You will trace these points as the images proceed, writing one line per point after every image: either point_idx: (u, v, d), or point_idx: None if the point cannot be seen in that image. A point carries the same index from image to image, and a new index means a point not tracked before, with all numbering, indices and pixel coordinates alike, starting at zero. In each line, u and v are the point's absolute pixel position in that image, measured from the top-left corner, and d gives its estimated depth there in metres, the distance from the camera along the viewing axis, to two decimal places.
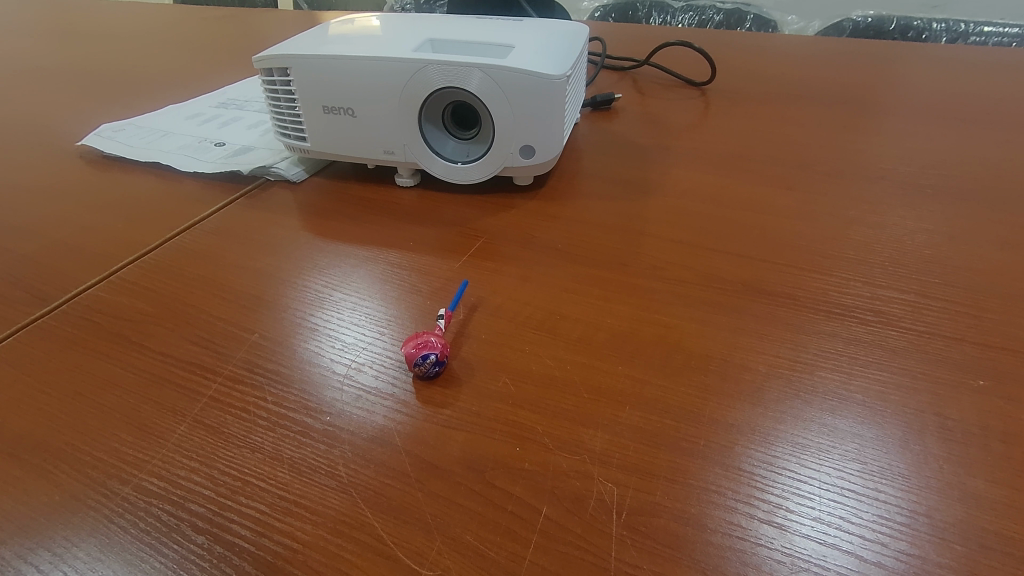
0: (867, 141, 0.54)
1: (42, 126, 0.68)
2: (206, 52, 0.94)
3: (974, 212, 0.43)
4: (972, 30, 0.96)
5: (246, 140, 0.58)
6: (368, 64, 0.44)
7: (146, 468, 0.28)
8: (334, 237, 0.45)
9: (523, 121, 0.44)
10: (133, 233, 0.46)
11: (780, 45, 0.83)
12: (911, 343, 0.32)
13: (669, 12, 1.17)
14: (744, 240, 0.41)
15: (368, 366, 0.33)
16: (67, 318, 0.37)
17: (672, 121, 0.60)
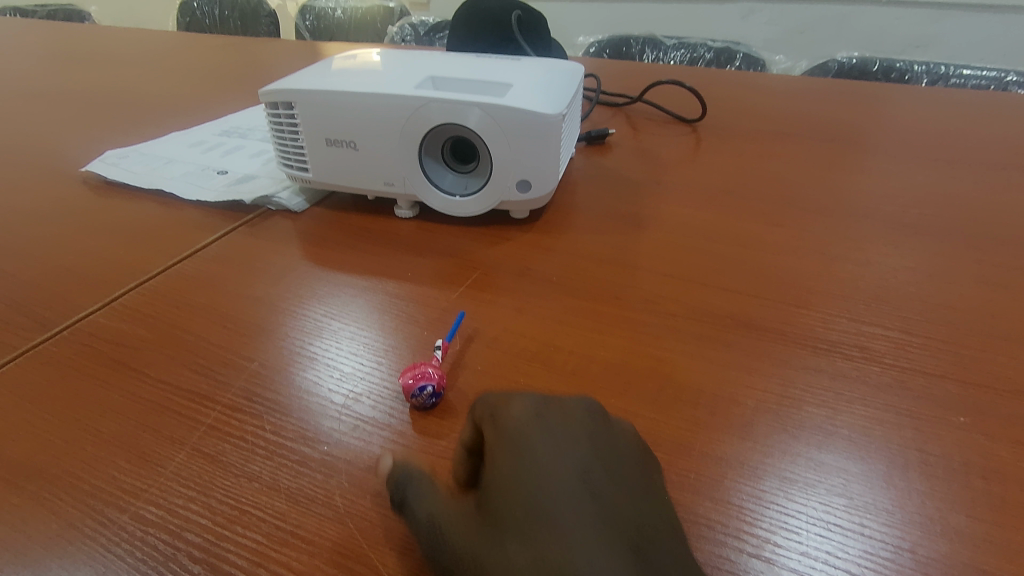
0: (851, 179, 0.56)
1: (46, 151, 0.69)
2: (210, 80, 0.96)
3: (954, 251, 0.45)
4: (952, 72, 0.99)
5: (248, 169, 0.59)
6: (371, 100, 0.45)
7: (144, 497, 0.28)
8: (334, 266, 0.46)
9: (520, 157, 0.45)
10: (135, 260, 0.46)
11: (769, 84, 0.85)
12: (896, 379, 0.33)
13: (662, 49, 1.21)
14: (733, 275, 0.42)
15: (366, 396, 0.33)
16: (68, 344, 0.38)
17: (664, 156, 0.62)
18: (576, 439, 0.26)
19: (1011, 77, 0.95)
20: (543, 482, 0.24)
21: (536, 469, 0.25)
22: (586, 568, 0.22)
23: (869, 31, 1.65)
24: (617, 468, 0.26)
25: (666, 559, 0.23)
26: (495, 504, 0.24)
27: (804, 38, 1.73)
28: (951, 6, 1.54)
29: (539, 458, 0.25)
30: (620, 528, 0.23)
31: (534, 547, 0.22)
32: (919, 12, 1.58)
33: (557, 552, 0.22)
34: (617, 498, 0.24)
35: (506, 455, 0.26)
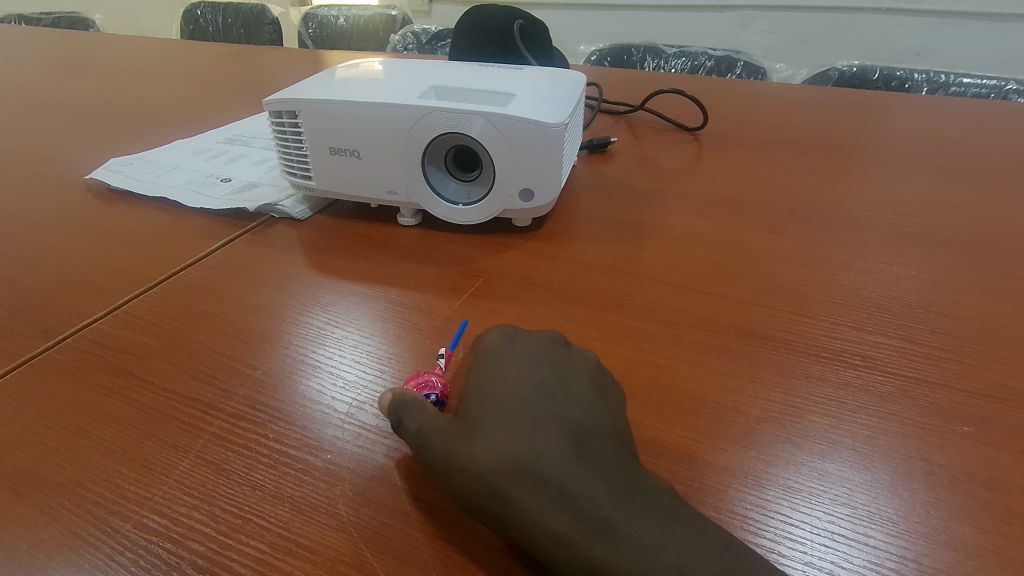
0: (852, 188, 0.56)
1: (50, 159, 0.69)
2: (213, 88, 0.97)
3: (955, 260, 0.45)
4: (952, 81, 0.99)
5: (252, 177, 0.60)
6: (374, 109, 0.46)
7: (148, 505, 0.28)
8: (337, 274, 0.46)
9: (522, 167, 0.45)
10: (139, 268, 0.46)
11: (770, 92, 0.86)
12: (899, 389, 0.33)
13: (663, 57, 1.21)
14: (735, 283, 0.42)
15: (369, 404, 0.33)
16: (72, 352, 0.38)
17: (666, 165, 0.62)
18: (541, 367, 0.30)
19: (1011, 85, 0.95)
20: (504, 391, 0.28)
21: (500, 382, 0.29)
22: (529, 448, 0.25)
23: (869, 39, 1.66)
24: (575, 388, 0.29)
25: (604, 450, 0.26)
26: (465, 409, 0.28)
27: (804, 46, 1.74)
28: (950, 15, 1.55)
29: (505, 377, 0.29)
30: (566, 424, 0.27)
31: (489, 432, 0.26)
32: (919, 21, 1.59)
33: (507, 435, 0.26)
34: (568, 405, 0.28)
35: (479, 377, 0.30)
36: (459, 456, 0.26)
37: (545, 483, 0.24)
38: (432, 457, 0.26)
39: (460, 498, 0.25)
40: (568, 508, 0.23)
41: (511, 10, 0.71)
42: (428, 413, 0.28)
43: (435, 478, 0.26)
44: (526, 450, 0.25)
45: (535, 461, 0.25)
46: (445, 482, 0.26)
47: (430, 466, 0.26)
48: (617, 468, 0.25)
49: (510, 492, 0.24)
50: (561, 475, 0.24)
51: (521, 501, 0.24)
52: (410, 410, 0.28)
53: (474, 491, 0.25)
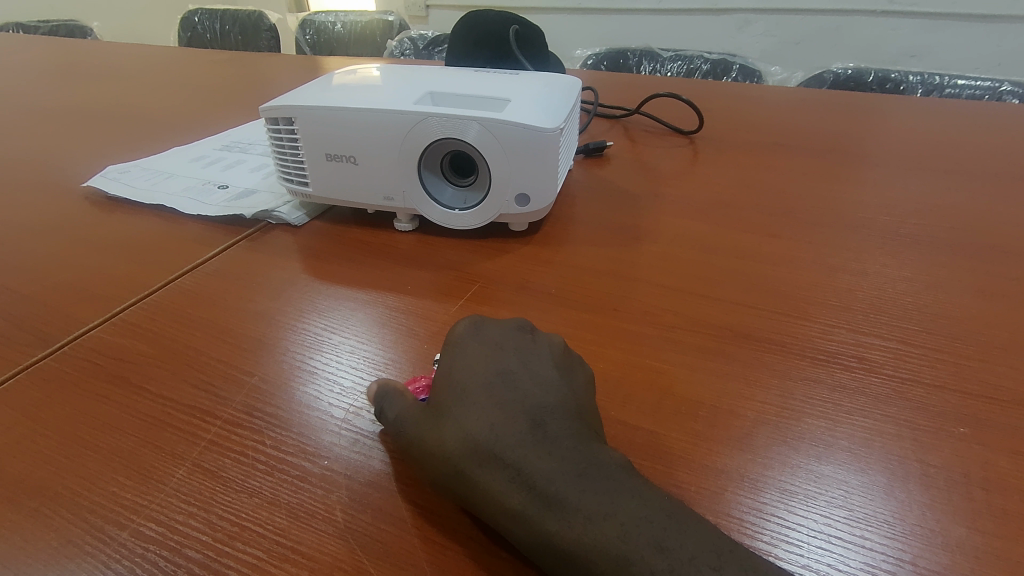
0: (848, 190, 0.56)
1: (47, 167, 0.69)
2: (211, 95, 0.97)
3: (950, 261, 0.45)
4: (946, 83, 1.00)
5: (249, 184, 0.60)
6: (370, 114, 0.46)
7: (144, 513, 0.28)
8: (334, 280, 0.46)
9: (518, 171, 0.46)
10: (136, 276, 0.47)
11: (765, 96, 0.86)
12: (894, 391, 0.33)
13: (659, 61, 1.22)
14: (731, 287, 0.43)
15: (366, 410, 0.33)
16: (69, 360, 0.38)
17: (662, 168, 0.63)
18: (506, 350, 0.31)
19: (1006, 87, 0.96)
20: (468, 377, 0.29)
21: (465, 369, 0.30)
22: (488, 432, 0.26)
23: (864, 41, 1.66)
24: (537, 367, 0.30)
25: (561, 428, 0.26)
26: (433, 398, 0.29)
27: (800, 49, 1.74)
28: (945, 16, 1.55)
29: (470, 363, 0.30)
30: (526, 405, 0.27)
31: (453, 420, 0.27)
32: (914, 23, 1.60)
33: (469, 421, 0.27)
34: (529, 386, 0.28)
35: (445, 363, 0.31)
36: (429, 445, 0.27)
37: (503, 465, 0.25)
38: (406, 447, 0.28)
39: (434, 483, 0.27)
40: (524, 487, 0.24)
41: (507, 14, 0.72)
42: (401, 406, 0.29)
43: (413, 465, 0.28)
44: (486, 433, 0.26)
45: (493, 445, 0.26)
46: (421, 469, 0.27)
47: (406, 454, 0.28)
48: (573, 446, 0.26)
49: (474, 475, 0.25)
50: (518, 456, 0.25)
51: (483, 482, 0.25)
52: (383, 406, 0.30)
53: (444, 477, 0.26)
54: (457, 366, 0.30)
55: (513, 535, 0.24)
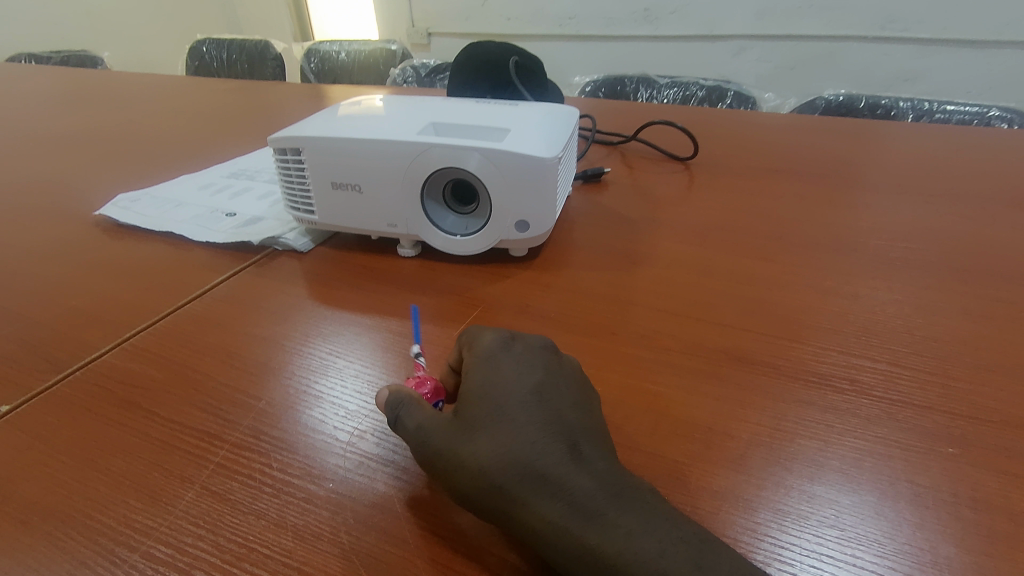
0: (840, 214, 0.58)
1: (59, 195, 0.71)
2: (218, 123, 1.00)
3: (940, 284, 0.46)
4: (935, 108, 1.02)
5: (256, 210, 0.61)
6: (374, 145, 0.47)
7: (154, 535, 0.29)
8: (339, 305, 0.47)
9: (518, 199, 0.47)
10: (145, 301, 0.48)
11: (760, 122, 0.88)
12: (885, 412, 0.34)
13: (655, 88, 1.25)
14: (726, 310, 0.44)
15: (370, 433, 0.34)
16: (81, 385, 0.39)
17: (659, 194, 0.64)
18: (536, 368, 0.31)
19: (994, 112, 0.98)
20: (503, 391, 0.29)
21: (497, 383, 0.30)
22: (529, 449, 0.26)
23: (857, 66, 1.70)
24: (566, 390, 0.31)
25: (594, 451, 0.27)
26: (466, 411, 0.29)
27: (794, 74, 1.78)
28: (934, 42, 1.59)
29: (500, 377, 0.30)
30: (562, 425, 0.28)
31: (488, 434, 0.27)
32: (905, 48, 1.63)
33: (506, 436, 0.27)
34: (562, 406, 0.29)
35: (477, 377, 0.31)
36: (462, 459, 0.27)
37: (541, 479, 0.26)
38: (435, 459, 0.28)
39: (464, 497, 0.27)
40: (562, 503, 0.25)
41: (506, 47, 0.74)
42: (429, 418, 0.29)
43: (440, 478, 0.28)
44: (523, 448, 0.27)
45: (535, 461, 0.26)
46: (450, 482, 0.27)
47: (434, 467, 0.28)
48: (607, 467, 0.27)
49: (510, 489, 0.26)
50: (556, 472, 0.26)
51: (523, 496, 0.25)
52: (411, 418, 0.29)
53: (477, 490, 0.26)
54: (488, 380, 0.30)
55: (547, 548, 0.24)
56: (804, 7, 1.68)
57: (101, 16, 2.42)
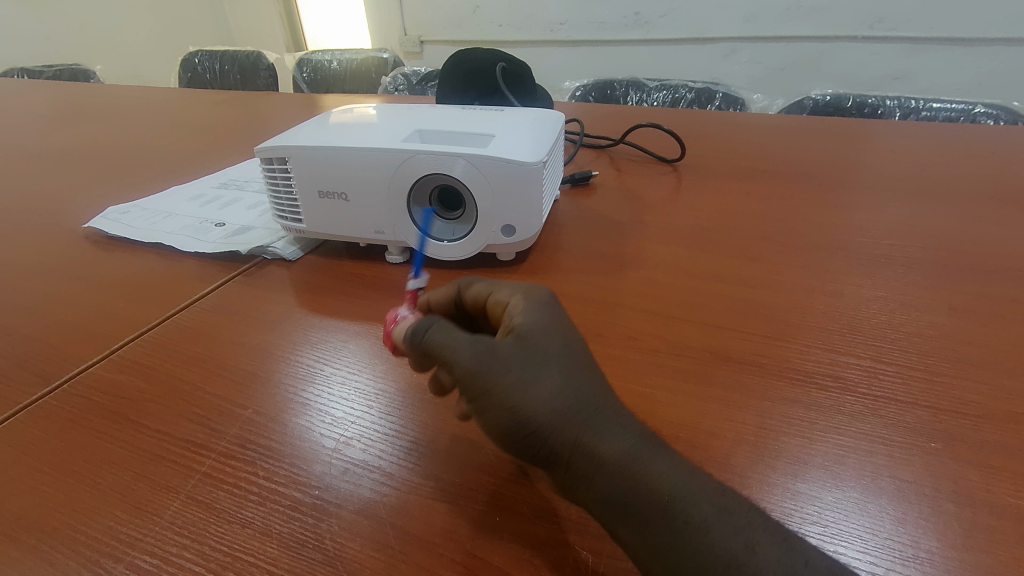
0: (825, 213, 0.58)
1: (49, 208, 0.71)
2: (209, 134, 1.00)
3: (924, 280, 0.46)
4: (922, 106, 1.03)
5: (245, 220, 0.61)
6: (360, 154, 0.48)
7: (139, 546, 0.29)
8: (327, 312, 0.47)
9: (504, 204, 0.47)
10: (134, 313, 0.48)
11: (747, 123, 0.89)
12: (868, 408, 0.34)
13: (645, 91, 1.26)
14: (712, 310, 0.44)
15: (357, 439, 0.34)
16: (68, 398, 0.39)
17: (646, 196, 0.65)
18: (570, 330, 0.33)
19: (980, 108, 0.99)
20: (563, 334, 0.30)
21: (551, 325, 0.30)
22: (596, 390, 0.27)
23: (846, 66, 1.71)
24: None
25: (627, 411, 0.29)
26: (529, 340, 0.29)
27: (784, 75, 1.79)
28: (922, 41, 1.60)
29: (554, 322, 0.31)
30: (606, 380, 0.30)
31: (558, 368, 0.27)
32: (894, 48, 1.64)
33: (567, 375, 0.27)
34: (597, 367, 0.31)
35: (531, 314, 0.31)
36: (528, 386, 0.26)
37: (606, 418, 0.26)
38: (494, 381, 0.26)
39: (523, 423, 0.26)
40: (624, 442, 0.26)
41: (493, 53, 0.74)
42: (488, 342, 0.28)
43: (494, 402, 0.26)
44: (583, 389, 0.27)
45: (602, 401, 0.27)
46: (508, 407, 0.26)
47: (491, 390, 0.26)
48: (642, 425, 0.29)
49: (574, 421, 0.26)
50: (616, 414, 0.27)
51: (595, 427, 0.26)
52: (471, 341, 0.28)
53: (541, 416, 0.26)
54: (541, 319, 0.30)
55: (603, 483, 0.25)
56: (792, 8, 1.69)
57: (94, 29, 2.43)
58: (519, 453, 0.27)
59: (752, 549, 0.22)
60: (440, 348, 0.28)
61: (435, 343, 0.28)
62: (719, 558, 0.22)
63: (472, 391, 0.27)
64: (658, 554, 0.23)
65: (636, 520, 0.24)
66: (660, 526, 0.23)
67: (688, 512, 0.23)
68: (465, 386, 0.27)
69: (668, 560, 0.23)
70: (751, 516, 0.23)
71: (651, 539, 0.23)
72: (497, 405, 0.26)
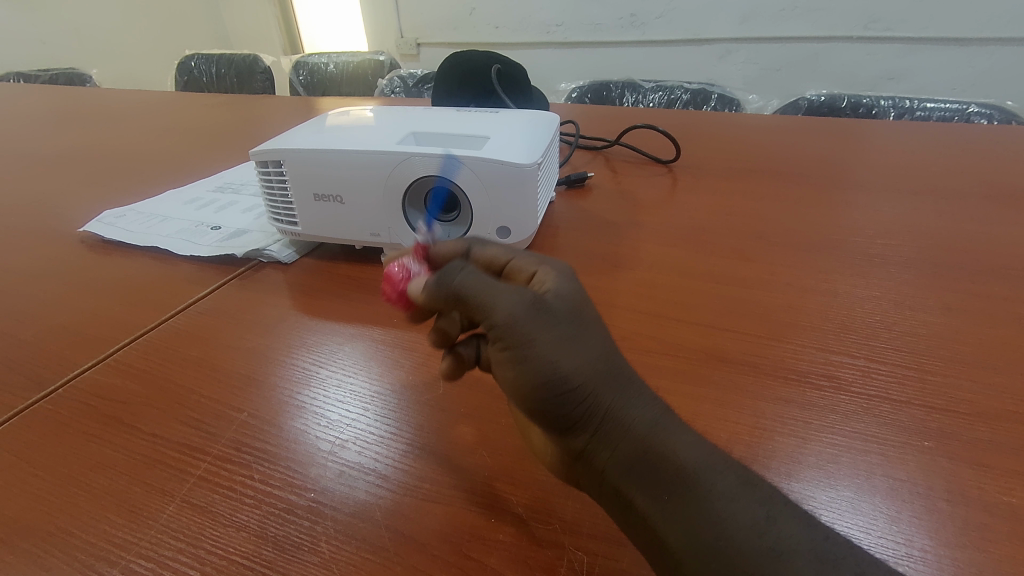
0: (820, 213, 0.58)
1: (44, 213, 0.71)
2: (206, 137, 1.00)
3: (918, 279, 0.47)
4: (916, 106, 1.03)
5: (241, 223, 0.61)
6: (355, 156, 0.48)
7: (134, 550, 0.29)
8: (323, 315, 0.47)
9: (499, 205, 0.47)
10: (130, 317, 0.48)
11: (743, 123, 0.89)
12: (862, 407, 0.34)
13: (641, 92, 1.26)
14: (707, 310, 0.44)
15: (353, 442, 0.34)
16: (63, 402, 0.39)
17: (641, 197, 0.65)
18: None
19: (974, 108, 0.99)
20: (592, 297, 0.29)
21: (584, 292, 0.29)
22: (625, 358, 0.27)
23: (842, 66, 1.72)
24: None
25: None
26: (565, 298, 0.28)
27: (780, 75, 1.80)
28: (917, 41, 1.61)
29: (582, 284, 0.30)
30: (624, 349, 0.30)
31: (596, 331, 0.27)
32: (889, 47, 1.65)
33: (603, 340, 0.27)
34: None
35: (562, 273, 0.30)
36: (571, 342, 0.25)
37: (635, 385, 0.26)
38: (540, 332, 0.25)
39: (564, 380, 0.24)
40: (651, 412, 0.26)
41: (489, 54, 0.75)
42: (533, 293, 0.26)
43: (538, 353, 0.25)
44: (616, 356, 0.27)
45: (631, 368, 0.27)
46: (550, 360, 0.25)
47: (536, 341, 0.25)
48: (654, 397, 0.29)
49: (609, 385, 0.25)
50: (642, 384, 0.27)
51: (627, 393, 0.26)
52: (516, 290, 0.26)
53: (581, 374, 0.25)
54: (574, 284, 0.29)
55: (630, 450, 0.25)
56: (787, 9, 1.69)
57: (91, 34, 2.43)
58: (545, 412, 0.25)
59: (774, 521, 0.22)
60: (481, 293, 0.27)
61: (476, 288, 0.27)
62: (742, 529, 0.22)
63: (515, 339, 0.25)
64: (680, 524, 0.23)
65: (659, 488, 0.24)
66: (684, 495, 0.23)
67: (713, 483, 0.23)
68: (506, 334, 0.25)
69: (691, 529, 0.23)
70: (772, 492, 0.24)
71: (674, 509, 0.23)
72: (539, 357, 0.25)
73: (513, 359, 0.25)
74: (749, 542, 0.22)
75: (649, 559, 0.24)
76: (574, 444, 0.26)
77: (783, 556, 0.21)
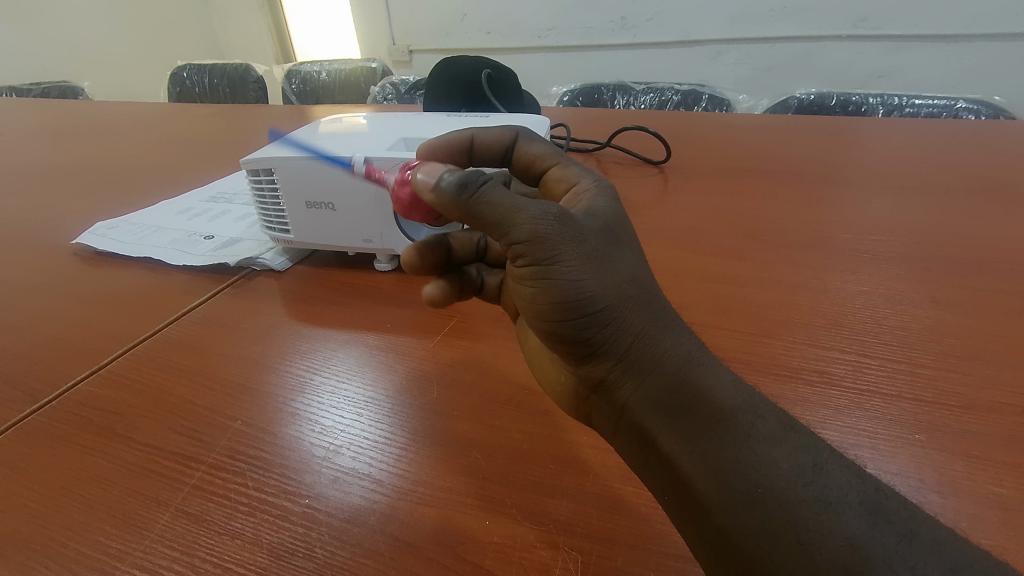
0: (811, 210, 0.59)
1: (36, 226, 0.70)
2: (198, 148, 1.00)
3: (909, 273, 0.47)
4: (904, 103, 1.04)
5: (234, 232, 0.61)
6: (345, 163, 0.48)
7: (128, 560, 0.29)
8: (316, 322, 0.47)
9: None
10: (124, 328, 0.48)
11: (733, 123, 0.90)
12: (854, 402, 0.34)
13: (632, 94, 1.27)
14: (699, 309, 0.44)
15: (347, 448, 0.35)
16: (57, 414, 0.38)
17: (633, 198, 0.65)
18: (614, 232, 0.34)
19: (962, 104, 1.00)
20: (628, 231, 0.32)
21: (612, 221, 0.31)
22: (660, 298, 0.30)
23: (832, 64, 1.73)
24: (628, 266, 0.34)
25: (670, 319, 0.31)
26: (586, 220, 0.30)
27: (771, 75, 1.81)
28: (907, 38, 1.62)
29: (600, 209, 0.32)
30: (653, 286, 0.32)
31: (620, 254, 0.29)
32: (878, 46, 1.66)
33: (636, 273, 0.29)
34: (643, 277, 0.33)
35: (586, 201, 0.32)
36: (597, 262, 0.27)
37: (665, 323, 0.28)
38: (565, 249, 0.27)
39: (589, 300, 0.27)
40: (681, 352, 0.28)
41: (479, 59, 0.75)
42: (556, 210, 0.28)
43: (563, 271, 0.26)
44: (648, 289, 0.29)
45: (665, 309, 0.29)
46: (575, 278, 0.27)
47: (560, 256, 0.27)
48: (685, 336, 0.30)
49: (638, 314, 0.28)
50: (676, 325, 0.29)
51: (658, 332, 0.28)
52: (537, 205, 0.27)
53: (608, 297, 0.27)
54: (605, 211, 0.31)
55: (655, 386, 0.27)
56: (777, 10, 1.70)
57: (81, 46, 2.43)
58: (569, 335, 0.28)
59: (819, 471, 0.24)
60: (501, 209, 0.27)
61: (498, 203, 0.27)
62: (783, 476, 0.24)
63: (538, 253, 0.27)
64: (711, 464, 0.25)
65: (688, 427, 0.26)
66: (719, 439, 0.25)
67: (754, 428, 0.25)
68: (530, 248, 0.27)
69: (726, 472, 0.24)
70: (816, 443, 0.25)
71: (704, 450, 0.25)
72: (564, 274, 0.26)
73: (537, 272, 0.27)
74: (789, 491, 0.23)
75: (670, 495, 0.26)
76: (597, 372, 0.28)
77: (830, 509, 0.22)
